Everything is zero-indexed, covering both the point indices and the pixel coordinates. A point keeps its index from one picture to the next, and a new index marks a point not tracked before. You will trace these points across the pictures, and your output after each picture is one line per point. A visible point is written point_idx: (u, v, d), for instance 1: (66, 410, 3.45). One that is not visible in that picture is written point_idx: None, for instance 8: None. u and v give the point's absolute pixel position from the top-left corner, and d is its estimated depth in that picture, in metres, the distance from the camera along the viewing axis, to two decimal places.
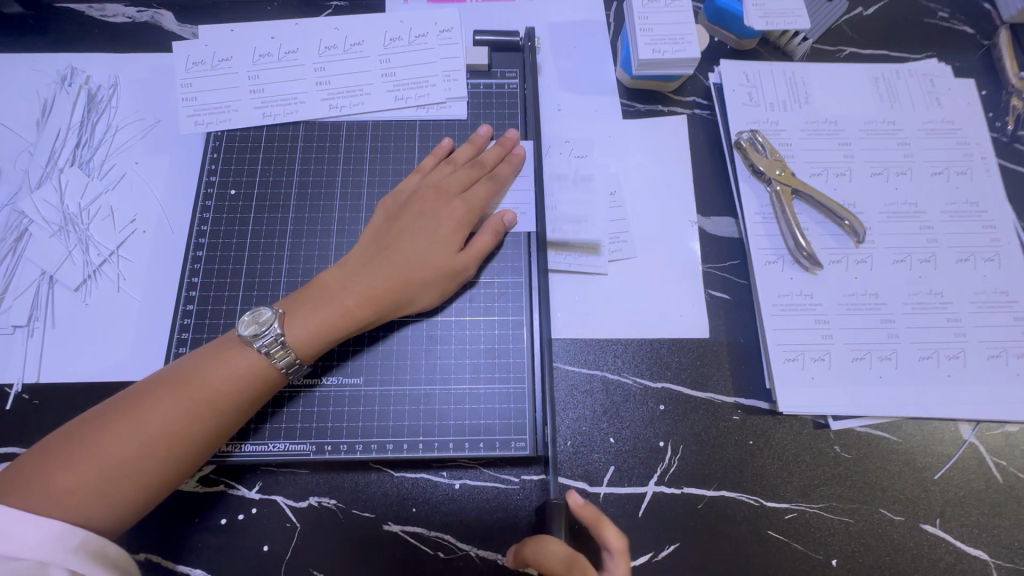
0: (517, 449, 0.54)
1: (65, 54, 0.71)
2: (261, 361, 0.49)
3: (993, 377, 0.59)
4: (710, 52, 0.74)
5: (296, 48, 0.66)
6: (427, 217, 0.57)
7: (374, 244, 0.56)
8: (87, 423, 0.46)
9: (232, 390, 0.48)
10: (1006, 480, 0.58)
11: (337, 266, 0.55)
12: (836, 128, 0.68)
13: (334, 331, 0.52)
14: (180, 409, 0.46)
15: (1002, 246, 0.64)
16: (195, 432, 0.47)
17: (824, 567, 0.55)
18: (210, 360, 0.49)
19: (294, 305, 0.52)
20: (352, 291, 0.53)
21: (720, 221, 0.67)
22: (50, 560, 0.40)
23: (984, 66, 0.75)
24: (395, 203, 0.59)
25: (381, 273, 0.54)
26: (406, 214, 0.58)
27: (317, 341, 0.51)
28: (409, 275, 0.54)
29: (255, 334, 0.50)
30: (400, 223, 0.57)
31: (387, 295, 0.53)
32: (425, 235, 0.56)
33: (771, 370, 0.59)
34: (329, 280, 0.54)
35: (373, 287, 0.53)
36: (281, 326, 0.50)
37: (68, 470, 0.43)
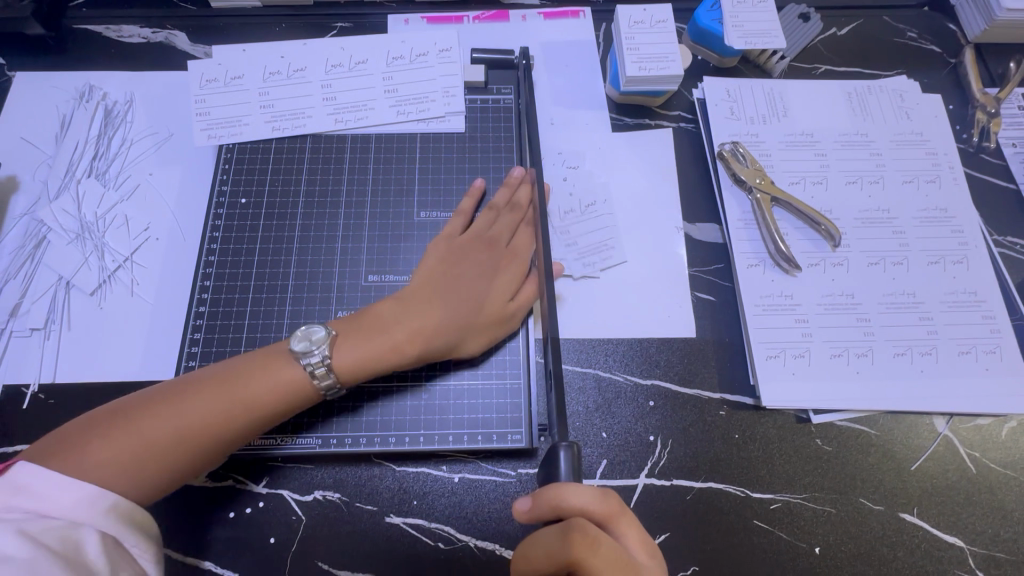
0: (513, 441, 0.57)
1: (83, 72, 0.74)
2: (303, 378, 0.52)
3: (964, 372, 0.62)
4: (694, 69, 0.79)
5: (304, 67, 0.70)
6: (471, 261, 0.60)
7: (426, 278, 0.59)
8: (128, 406, 0.49)
9: (270, 399, 0.51)
10: (979, 470, 0.61)
11: (390, 299, 0.58)
12: (813, 139, 0.73)
13: (377, 360, 0.54)
14: (219, 408, 0.49)
15: (970, 249, 0.68)
16: (229, 426, 0.49)
17: (807, 555, 0.57)
18: (258, 368, 0.52)
19: (346, 329, 0.55)
20: (401, 326, 0.55)
21: (704, 227, 0.70)
22: (83, 518, 0.42)
23: (951, 82, 0.80)
24: (448, 238, 0.62)
25: (434, 318, 0.56)
26: (462, 256, 0.60)
27: (359, 368, 0.54)
28: (458, 322, 0.57)
29: (305, 350, 0.53)
30: (450, 265, 0.60)
31: (436, 335, 0.56)
32: (475, 278, 0.59)
33: (754, 366, 0.63)
34: (384, 312, 0.56)
35: (424, 325, 0.56)
36: (330, 349, 0.53)
37: (105, 442, 0.46)
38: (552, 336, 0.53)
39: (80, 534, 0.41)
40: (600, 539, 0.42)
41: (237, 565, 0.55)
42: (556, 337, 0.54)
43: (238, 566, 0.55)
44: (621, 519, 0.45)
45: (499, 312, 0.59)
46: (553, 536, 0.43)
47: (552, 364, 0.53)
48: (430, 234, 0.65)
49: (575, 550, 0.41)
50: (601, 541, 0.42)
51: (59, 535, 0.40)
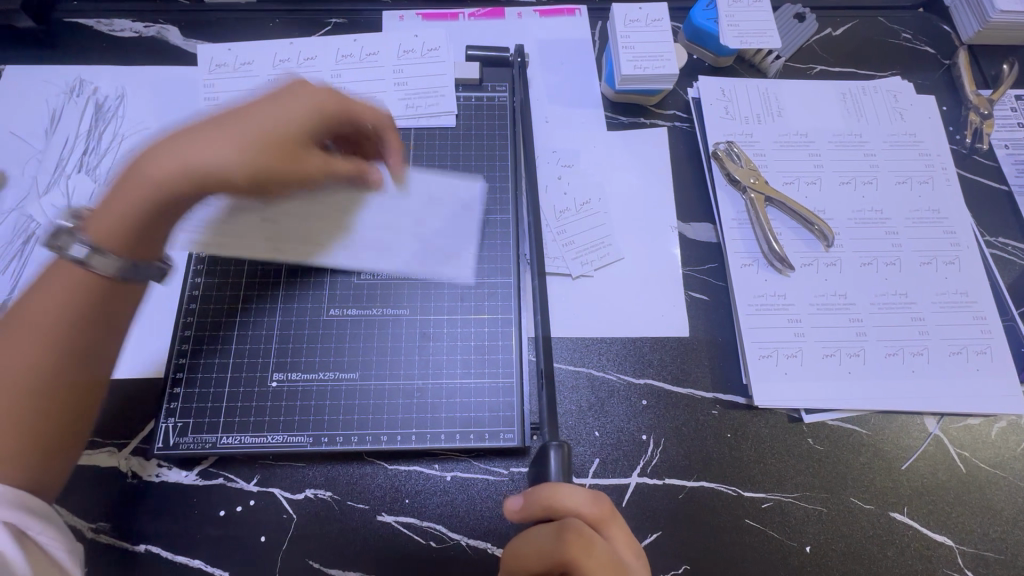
0: (505, 440, 0.57)
1: (74, 67, 0.74)
2: (84, 272, 0.45)
3: (954, 372, 0.63)
4: (690, 68, 0.79)
5: (315, 56, 0.70)
6: (276, 107, 0.49)
7: (221, 119, 0.48)
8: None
9: (61, 307, 0.45)
10: (969, 470, 0.61)
11: (203, 138, 0.46)
12: (807, 140, 0.73)
13: (144, 218, 0.45)
14: (41, 341, 0.44)
15: (962, 250, 0.68)
16: (67, 362, 0.44)
17: (798, 554, 0.57)
18: (47, 284, 0.45)
19: (154, 197, 0.46)
20: (223, 168, 0.46)
21: (699, 226, 0.70)
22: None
23: (945, 84, 0.80)
24: (224, 114, 0.48)
25: (206, 152, 0.45)
26: (288, 101, 0.49)
27: (116, 233, 0.45)
28: (273, 168, 0.47)
29: (93, 250, 0.45)
30: (287, 109, 0.49)
31: (218, 178, 0.46)
32: (285, 134, 0.48)
33: (746, 365, 0.63)
34: (140, 172, 0.45)
35: (254, 156, 0.46)
36: (87, 230, 0.45)
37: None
38: (545, 336, 0.54)
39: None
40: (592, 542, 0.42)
41: (227, 564, 0.55)
42: (548, 336, 0.55)
43: (228, 565, 0.55)
44: (613, 526, 0.45)
45: (293, 167, 0.48)
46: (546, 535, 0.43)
47: (545, 362, 0.54)
48: None
49: (571, 549, 0.42)
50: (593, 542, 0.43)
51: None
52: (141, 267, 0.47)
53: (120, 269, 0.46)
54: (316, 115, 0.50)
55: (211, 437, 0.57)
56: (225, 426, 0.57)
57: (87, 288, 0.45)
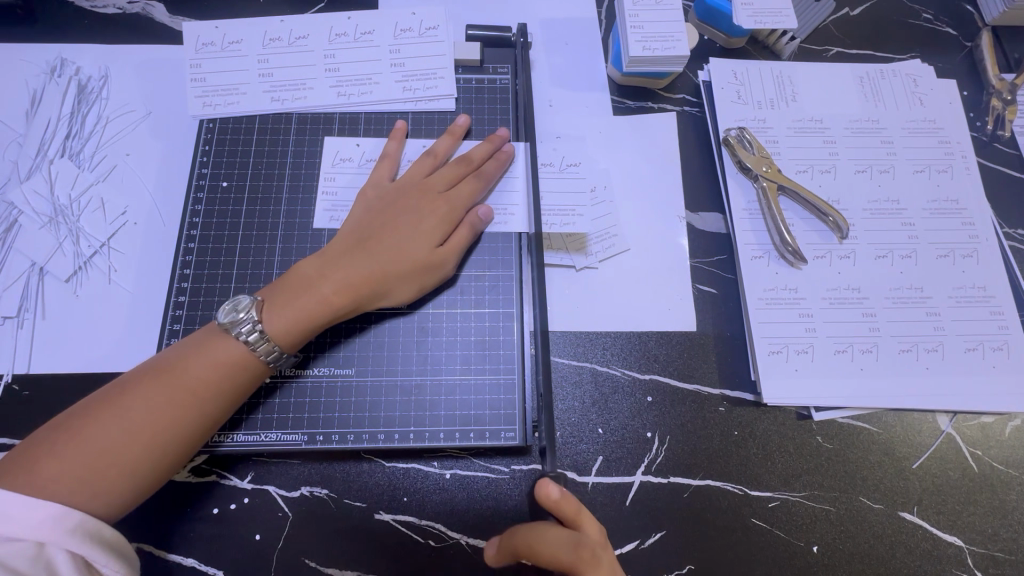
0: (507, 439, 0.55)
1: (55, 45, 0.70)
2: (241, 349, 0.50)
3: (970, 369, 0.61)
4: (700, 50, 0.76)
5: (307, 34, 0.66)
6: (412, 212, 0.57)
7: (355, 240, 0.56)
8: (79, 412, 0.47)
9: (216, 379, 0.49)
10: (982, 469, 0.59)
11: (317, 256, 0.56)
12: (822, 126, 0.70)
13: (319, 322, 0.53)
14: (162, 399, 0.47)
15: (980, 243, 0.65)
16: (178, 423, 0.47)
17: (805, 553, 0.56)
18: (193, 351, 0.50)
19: (274, 293, 0.53)
20: (330, 281, 0.53)
21: (707, 216, 0.68)
22: (48, 539, 0.41)
23: (966, 67, 0.77)
24: (388, 199, 0.58)
25: (383, 260, 0.55)
26: (391, 207, 0.58)
27: (295, 330, 0.52)
28: (369, 276, 0.54)
29: (233, 321, 0.51)
30: (382, 215, 0.57)
31: (365, 286, 0.54)
32: (379, 240, 0.56)
33: (756, 362, 0.61)
34: (307, 269, 0.54)
35: (354, 275, 0.54)
36: (260, 317, 0.51)
37: (53, 456, 0.44)
38: (543, 329, 0.52)
39: (51, 555, 0.41)
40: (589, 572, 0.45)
41: (221, 563, 0.53)
42: (546, 330, 0.52)
43: (223, 563, 0.53)
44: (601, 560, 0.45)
45: (404, 263, 0.55)
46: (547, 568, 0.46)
47: (544, 357, 0.51)
48: None
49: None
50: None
51: (30, 557, 0.40)
52: (266, 343, 0.51)
53: (270, 351, 0.51)
54: (462, 207, 0.59)
55: None
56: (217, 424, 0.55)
57: (236, 367, 0.50)
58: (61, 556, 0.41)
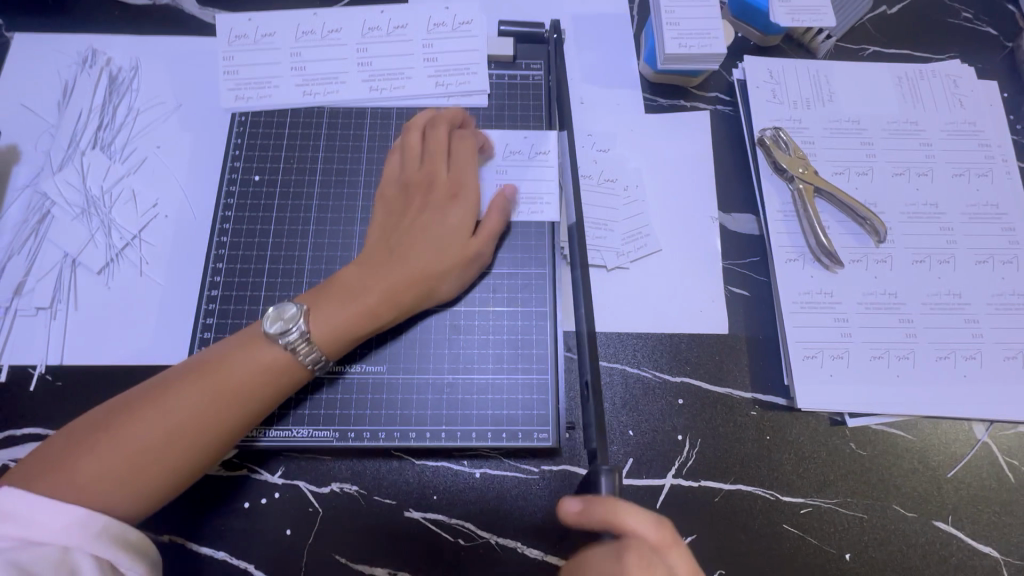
0: (539, 440, 0.55)
1: (87, 36, 0.70)
2: (285, 356, 0.50)
3: (1008, 378, 0.60)
4: (734, 48, 0.74)
5: (340, 28, 0.65)
6: (450, 213, 0.57)
7: (395, 245, 0.55)
8: (118, 410, 0.47)
9: (255, 381, 0.49)
10: (1018, 479, 0.59)
11: (356, 262, 0.55)
12: (859, 127, 0.68)
13: (364, 332, 0.53)
14: (203, 399, 0.47)
15: (1020, 249, 0.64)
16: (217, 423, 0.47)
17: (836, 560, 0.56)
18: (232, 352, 0.50)
19: (317, 301, 0.52)
20: (373, 289, 0.53)
21: (741, 218, 0.67)
22: (74, 544, 0.41)
23: (1006, 69, 0.75)
24: (424, 198, 0.57)
25: (426, 264, 0.54)
26: (428, 207, 0.57)
27: (341, 338, 0.52)
28: (411, 281, 0.54)
29: (282, 331, 0.50)
30: (422, 216, 0.57)
31: (409, 293, 0.54)
32: (416, 239, 0.55)
33: (789, 366, 0.60)
34: (351, 277, 0.54)
35: (395, 280, 0.53)
36: (306, 322, 0.51)
37: (96, 455, 0.44)
38: (589, 331, 0.50)
39: (75, 559, 0.41)
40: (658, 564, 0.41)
41: (252, 557, 0.54)
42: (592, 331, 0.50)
43: (253, 557, 0.54)
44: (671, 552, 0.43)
45: (440, 258, 0.55)
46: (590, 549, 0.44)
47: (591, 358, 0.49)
48: None
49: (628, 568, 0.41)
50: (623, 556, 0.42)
51: (54, 562, 0.40)
52: (311, 350, 0.51)
53: (316, 361, 0.51)
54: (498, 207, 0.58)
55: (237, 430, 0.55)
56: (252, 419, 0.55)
57: (275, 365, 0.50)
58: (85, 560, 0.41)
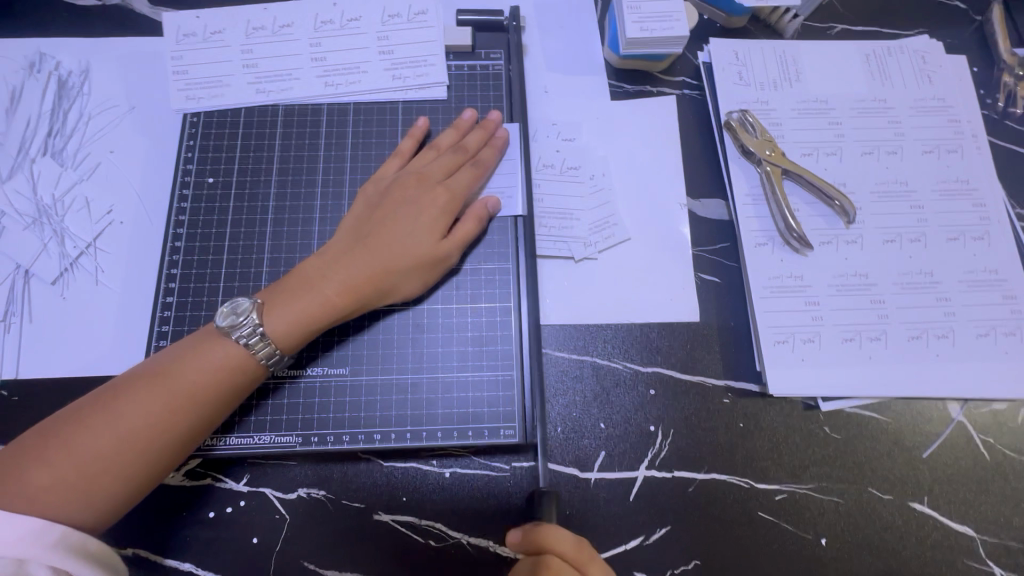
0: (506, 436, 0.54)
1: (33, 40, 0.68)
2: (240, 352, 0.49)
3: (981, 355, 0.59)
4: (700, 30, 0.73)
5: (292, 22, 0.64)
6: (412, 204, 0.55)
7: (356, 237, 0.54)
8: (66, 419, 0.45)
9: (211, 384, 0.48)
10: (994, 457, 0.58)
11: (316, 255, 0.54)
12: (827, 107, 0.67)
13: (319, 323, 0.51)
14: (157, 404, 0.46)
15: (992, 224, 0.63)
16: (171, 428, 0.46)
17: (813, 546, 0.55)
18: (187, 354, 0.48)
19: (273, 294, 0.51)
20: (331, 280, 0.52)
21: (710, 203, 0.66)
22: (29, 555, 0.40)
23: (975, 42, 0.74)
24: (386, 192, 0.57)
25: (387, 256, 0.53)
26: (390, 200, 0.56)
27: (297, 331, 0.50)
28: (369, 273, 0.52)
29: (233, 325, 0.49)
30: (383, 209, 0.56)
31: (369, 285, 0.52)
32: (380, 236, 0.54)
33: (761, 352, 0.59)
34: (310, 269, 0.53)
35: (355, 273, 0.52)
36: (260, 317, 0.50)
37: (45, 466, 0.43)
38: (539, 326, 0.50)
39: (32, 571, 0.39)
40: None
41: (218, 566, 0.53)
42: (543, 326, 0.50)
43: (220, 567, 0.53)
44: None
45: (405, 258, 0.54)
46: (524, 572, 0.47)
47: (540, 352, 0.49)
48: None
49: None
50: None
51: (9, 575, 0.38)
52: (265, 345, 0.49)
53: (270, 355, 0.49)
54: (462, 197, 0.57)
55: None
56: None
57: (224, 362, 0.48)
58: (43, 571, 0.40)
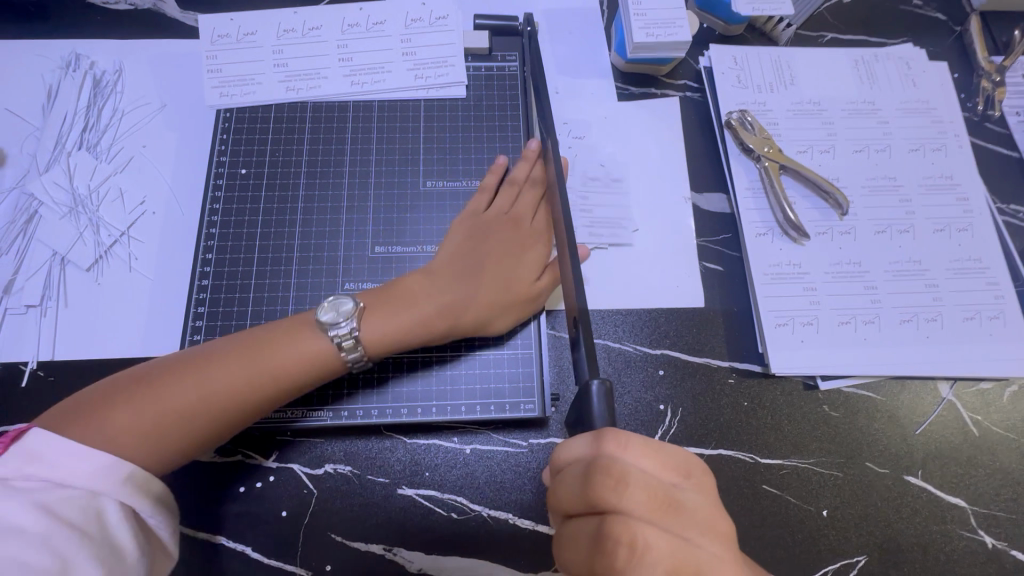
0: (526, 410, 0.57)
1: (69, 41, 0.71)
2: (327, 350, 0.52)
3: (967, 337, 0.63)
4: (699, 37, 0.78)
5: (321, 25, 0.68)
6: (511, 247, 0.60)
7: (464, 269, 0.58)
8: (165, 369, 0.49)
9: (296, 369, 0.51)
10: (981, 433, 0.62)
11: (422, 274, 0.58)
12: (820, 108, 0.72)
13: (407, 339, 0.54)
14: (245, 372, 0.49)
15: (974, 217, 0.68)
16: (251, 396, 0.49)
17: (815, 517, 0.58)
18: (283, 334, 0.52)
19: (374, 303, 0.55)
20: (430, 301, 0.55)
21: (712, 197, 0.70)
22: (101, 489, 0.41)
23: (956, 50, 0.79)
24: (487, 223, 0.61)
25: (485, 291, 0.57)
26: (488, 234, 0.60)
27: (385, 342, 0.54)
28: (464, 302, 0.56)
29: (333, 321, 0.53)
30: (483, 244, 0.60)
31: (469, 316, 0.56)
32: (500, 264, 0.58)
33: (762, 335, 0.63)
34: (411, 284, 0.56)
35: (453, 301, 0.56)
36: (358, 321, 0.53)
37: (130, 406, 0.46)
38: (580, 308, 0.47)
39: (102, 504, 0.40)
40: (651, 541, 0.39)
41: (249, 539, 0.55)
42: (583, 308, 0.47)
43: (251, 539, 0.55)
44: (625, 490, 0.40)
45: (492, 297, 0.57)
46: (583, 443, 0.41)
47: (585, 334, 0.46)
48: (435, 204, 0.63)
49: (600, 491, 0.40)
50: (629, 479, 0.40)
51: (83, 505, 0.39)
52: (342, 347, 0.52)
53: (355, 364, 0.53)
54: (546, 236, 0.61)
55: None
56: None
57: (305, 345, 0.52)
58: (112, 506, 0.41)
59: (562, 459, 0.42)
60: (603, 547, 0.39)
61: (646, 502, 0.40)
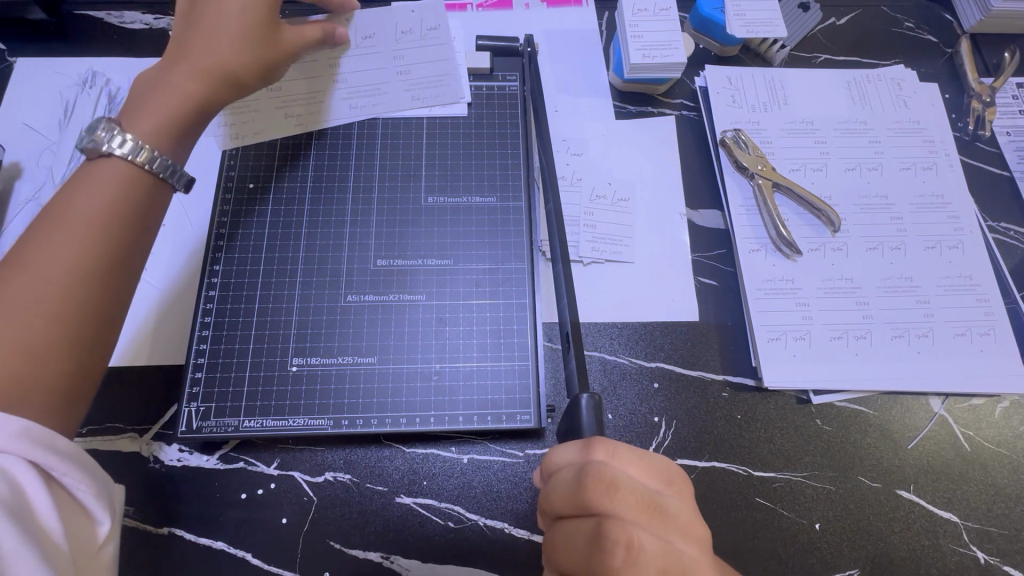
0: (522, 421, 0.58)
1: (86, 59, 0.74)
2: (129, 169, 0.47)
3: (959, 353, 0.64)
4: (696, 57, 0.80)
5: None
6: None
7: (185, 41, 0.54)
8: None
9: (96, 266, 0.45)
10: (973, 448, 0.62)
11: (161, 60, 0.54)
12: (813, 127, 0.74)
13: (184, 113, 0.52)
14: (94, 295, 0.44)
15: (965, 235, 0.69)
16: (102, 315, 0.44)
17: (807, 529, 0.59)
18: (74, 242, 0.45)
19: (133, 103, 0.51)
20: (179, 72, 0.52)
21: (707, 213, 0.71)
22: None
23: (947, 72, 0.81)
24: (188, 11, 0.55)
25: (218, 46, 0.53)
26: (200, 15, 0.55)
27: (164, 125, 0.50)
28: (229, 55, 0.53)
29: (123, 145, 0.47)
30: (196, 22, 0.54)
31: (215, 73, 0.53)
32: (202, 41, 0.53)
33: (756, 348, 0.64)
34: (157, 77, 0.53)
35: (201, 61, 0.53)
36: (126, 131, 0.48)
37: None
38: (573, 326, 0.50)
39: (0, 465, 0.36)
40: (644, 541, 0.40)
41: (249, 545, 0.55)
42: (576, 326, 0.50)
43: (251, 545, 0.55)
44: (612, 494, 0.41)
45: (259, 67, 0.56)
46: (572, 450, 0.44)
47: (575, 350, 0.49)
48: (437, 219, 0.65)
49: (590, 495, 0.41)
50: (620, 483, 0.41)
51: None
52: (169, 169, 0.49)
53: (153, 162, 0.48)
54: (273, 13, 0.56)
55: (233, 421, 0.57)
56: (246, 410, 0.58)
57: (141, 175, 0.48)
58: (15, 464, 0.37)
59: (553, 464, 0.44)
60: (600, 549, 0.40)
61: (633, 500, 0.41)
